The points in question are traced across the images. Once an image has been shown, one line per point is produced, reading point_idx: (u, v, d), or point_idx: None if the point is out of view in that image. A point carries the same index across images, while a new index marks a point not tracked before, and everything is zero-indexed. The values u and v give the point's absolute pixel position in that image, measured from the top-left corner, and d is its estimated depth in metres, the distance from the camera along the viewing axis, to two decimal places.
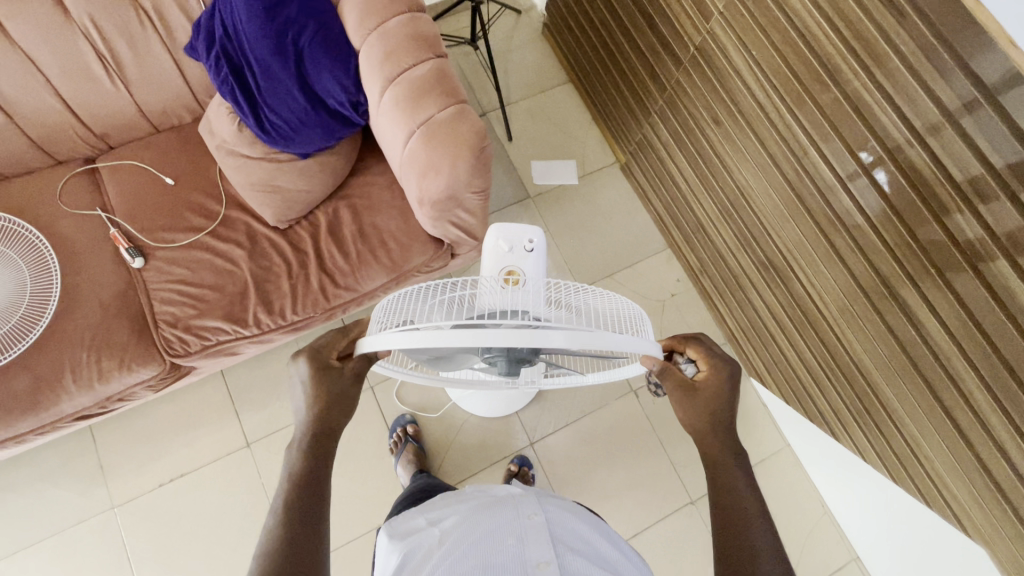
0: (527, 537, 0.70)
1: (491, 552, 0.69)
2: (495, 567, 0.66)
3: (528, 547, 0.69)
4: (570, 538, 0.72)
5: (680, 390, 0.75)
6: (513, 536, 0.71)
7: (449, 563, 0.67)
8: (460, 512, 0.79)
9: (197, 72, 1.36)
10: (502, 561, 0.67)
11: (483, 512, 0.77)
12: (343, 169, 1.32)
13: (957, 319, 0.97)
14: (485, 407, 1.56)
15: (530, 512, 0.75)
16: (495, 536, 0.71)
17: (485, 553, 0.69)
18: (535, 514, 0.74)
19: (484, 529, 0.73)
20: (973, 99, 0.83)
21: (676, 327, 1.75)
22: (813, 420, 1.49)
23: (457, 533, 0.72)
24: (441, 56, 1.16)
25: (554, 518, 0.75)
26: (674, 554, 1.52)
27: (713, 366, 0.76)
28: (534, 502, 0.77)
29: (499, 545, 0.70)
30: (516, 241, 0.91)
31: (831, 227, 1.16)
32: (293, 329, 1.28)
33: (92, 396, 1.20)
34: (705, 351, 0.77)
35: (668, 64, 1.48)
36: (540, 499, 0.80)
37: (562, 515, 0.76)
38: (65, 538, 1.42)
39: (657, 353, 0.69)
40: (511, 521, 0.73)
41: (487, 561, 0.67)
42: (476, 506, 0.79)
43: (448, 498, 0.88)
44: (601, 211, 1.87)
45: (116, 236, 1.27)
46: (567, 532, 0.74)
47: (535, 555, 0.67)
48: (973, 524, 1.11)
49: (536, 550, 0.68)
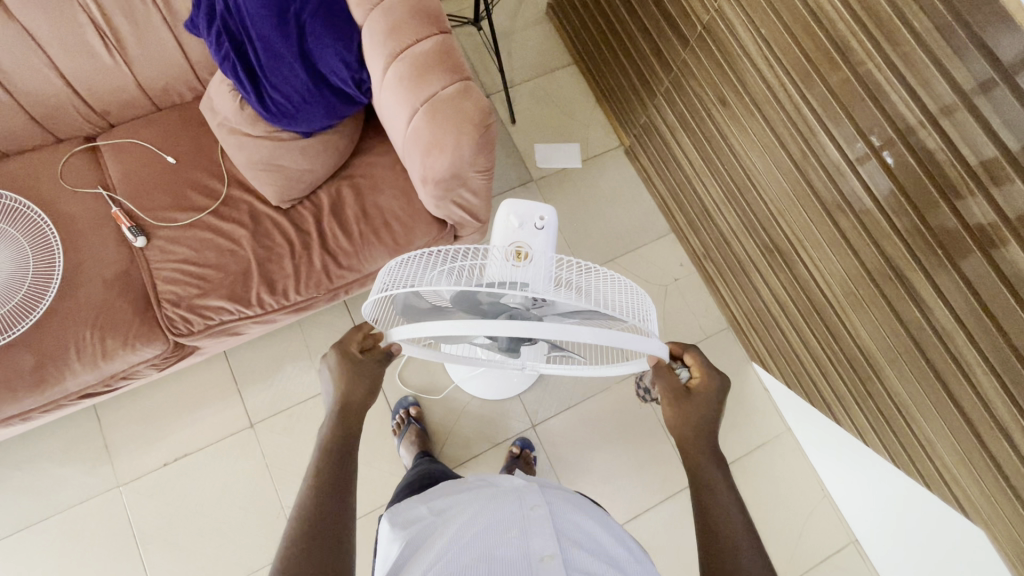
0: (531, 529, 0.71)
1: (496, 543, 0.69)
2: (500, 558, 0.67)
3: (532, 539, 0.69)
4: (573, 531, 0.73)
5: (674, 394, 0.79)
6: (518, 527, 0.71)
7: (454, 551, 0.67)
8: (463, 501, 0.80)
9: (198, 49, 1.35)
10: (506, 552, 0.68)
11: (485, 503, 0.78)
12: (346, 148, 1.30)
13: (964, 302, 0.97)
14: (489, 389, 1.57)
15: (533, 504, 0.76)
16: (499, 526, 0.72)
17: (490, 544, 0.69)
18: (538, 506, 0.75)
19: (487, 519, 0.73)
20: (988, 78, 0.82)
21: (678, 312, 1.75)
22: (815, 403, 1.50)
23: (461, 522, 0.73)
24: (445, 32, 1.14)
25: (558, 511, 0.76)
26: (672, 535, 1.53)
27: (707, 376, 0.81)
28: (538, 495, 0.78)
29: (503, 537, 0.70)
30: (527, 217, 0.88)
31: (839, 210, 1.15)
32: (296, 309, 1.29)
33: (96, 374, 1.20)
34: (700, 360, 0.81)
35: (675, 44, 1.45)
36: (543, 491, 0.80)
37: (565, 509, 0.77)
38: (72, 516, 1.44)
39: (660, 346, 0.71)
40: (515, 513, 0.74)
41: (491, 552, 0.68)
42: (479, 496, 0.80)
43: (450, 487, 0.89)
44: (605, 195, 1.86)
45: (117, 214, 1.26)
46: (570, 524, 0.74)
47: (539, 548, 0.68)
48: (973, 507, 1.12)
49: (541, 543, 0.68)
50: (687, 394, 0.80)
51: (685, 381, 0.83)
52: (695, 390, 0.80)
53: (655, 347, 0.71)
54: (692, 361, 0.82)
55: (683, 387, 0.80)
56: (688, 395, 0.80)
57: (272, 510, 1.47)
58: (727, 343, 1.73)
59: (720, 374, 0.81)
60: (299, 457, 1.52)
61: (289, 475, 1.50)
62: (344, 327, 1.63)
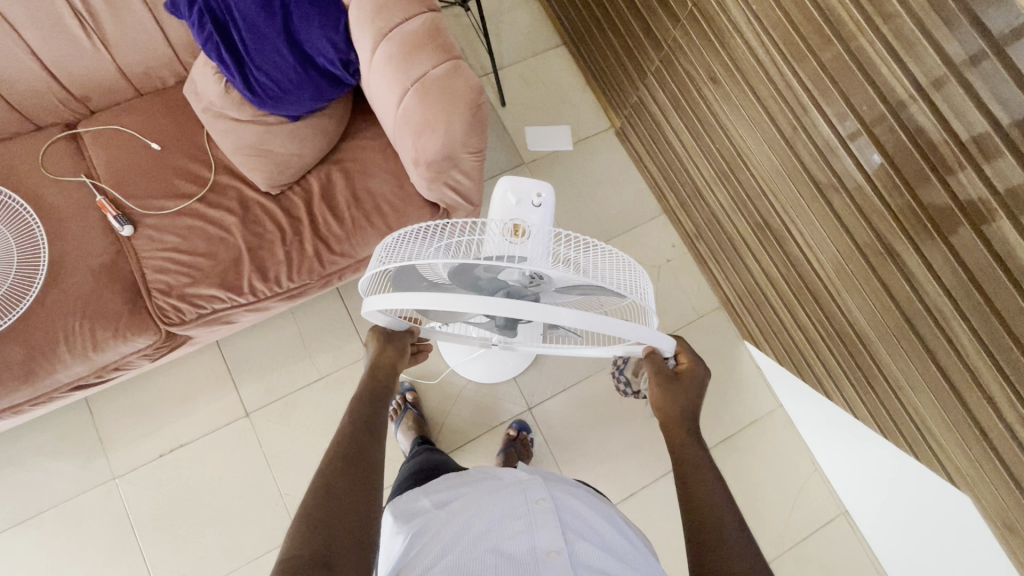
0: (536, 522, 0.71)
1: (501, 537, 0.70)
2: (507, 553, 0.68)
3: (538, 533, 0.70)
4: (578, 523, 0.74)
5: (663, 376, 0.82)
6: (524, 520, 0.72)
7: (461, 547, 0.68)
8: (466, 495, 0.81)
9: (179, 31, 1.31)
10: (512, 547, 0.69)
11: (490, 496, 0.78)
12: (335, 132, 1.28)
13: (956, 279, 0.98)
14: (484, 372, 1.59)
15: (538, 497, 0.76)
16: (504, 519, 0.72)
17: (495, 538, 0.70)
18: (543, 500, 0.76)
19: (493, 514, 0.74)
20: (978, 51, 0.83)
21: (671, 293, 1.76)
22: (806, 379, 1.53)
23: (466, 516, 0.73)
24: (434, 11, 1.13)
25: (562, 504, 0.77)
26: (667, 512, 1.55)
27: (694, 361, 0.83)
28: (542, 487, 0.79)
29: (509, 530, 0.71)
30: (524, 194, 0.86)
31: (831, 188, 1.16)
32: (289, 296, 1.28)
33: (87, 366, 1.19)
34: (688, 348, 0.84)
35: (666, 23, 1.44)
36: (547, 483, 0.81)
37: (569, 501, 0.78)
38: (67, 509, 1.43)
39: (661, 342, 0.73)
40: (520, 507, 0.74)
41: (497, 546, 0.68)
42: (482, 491, 0.81)
43: (451, 479, 0.90)
44: (596, 177, 1.85)
45: (102, 203, 1.24)
46: (574, 517, 0.75)
47: (545, 543, 0.69)
48: (959, 474, 1.15)
49: (546, 537, 0.69)
50: (674, 377, 0.82)
51: (672, 366, 0.85)
52: (683, 374, 0.83)
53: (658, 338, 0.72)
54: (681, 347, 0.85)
55: (671, 370, 0.83)
56: (676, 377, 0.82)
57: (270, 499, 1.47)
58: (719, 322, 1.75)
59: (705, 366, 0.84)
60: (295, 445, 1.52)
61: (286, 464, 1.50)
62: (338, 315, 1.62)
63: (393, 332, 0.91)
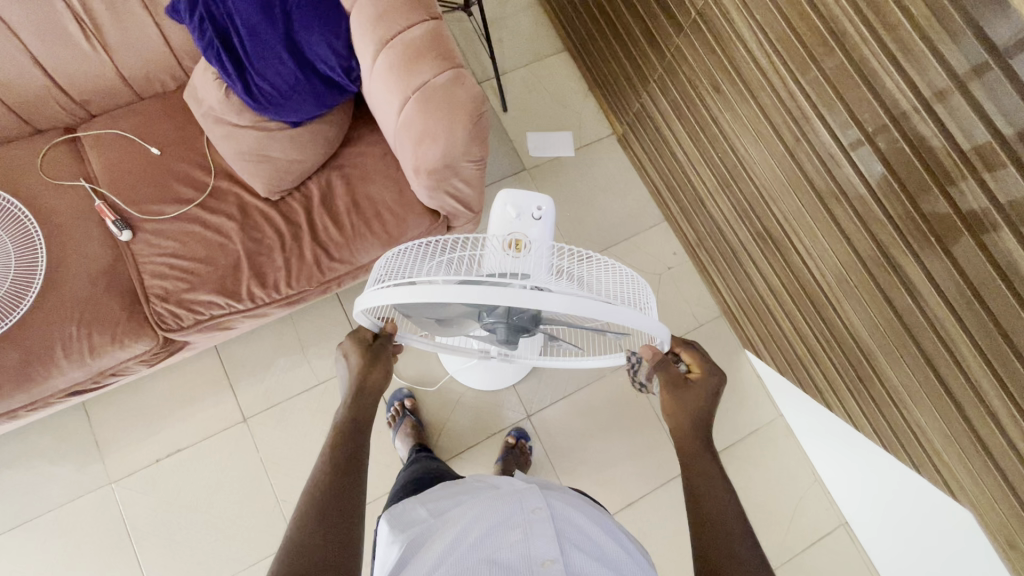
0: (532, 531, 0.71)
1: (496, 546, 0.69)
2: (501, 563, 0.67)
3: (533, 543, 0.69)
4: (574, 533, 0.73)
5: (674, 383, 0.81)
6: (520, 530, 0.71)
7: (456, 557, 0.68)
8: (463, 503, 0.80)
9: (179, 34, 1.30)
10: (507, 556, 0.68)
11: (486, 503, 0.77)
12: (336, 138, 1.28)
13: (955, 289, 0.97)
14: (483, 378, 1.56)
15: (535, 505, 0.75)
16: (500, 529, 0.72)
17: (490, 547, 0.69)
18: (540, 508, 0.74)
19: (489, 521, 0.73)
20: (981, 62, 0.82)
21: (672, 300, 1.75)
22: (807, 390, 1.52)
23: (461, 524, 0.72)
24: (436, 18, 1.12)
25: (558, 512, 0.76)
26: (666, 522, 1.55)
27: (705, 369, 0.82)
28: (539, 495, 0.78)
29: (505, 539, 0.70)
30: (524, 207, 0.86)
31: (833, 199, 1.15)
32: (288, 303, 1.27)
33: (84, 371, 1.18)
34: (698, 355, 0.82)
35: (668, 29, 1.44)
36: (544, 491, 0.80)
37: (566, 510, 0.77)
38: (62, 515, 1.42)
39: (659, 329, 0.71)
40: (515, 515, 0.73)
41: (492, 556, 0.68)
42: (479, 498, 0.80)
43: (448, 488, 0.89)
44: (598, 183, 1.84)
45: (101, 208, 1.23)
46: (571, 526, 0.74)
47: (540, 552, 0.68)
48: (961, 487, 1.14)
49: (542, 547, 0.68)
50: (686, 384, 0.81)
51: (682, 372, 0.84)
52: (694, 381, 0.81)
53: (655, 328, 0.70)
54: (692, 357, 0.83)
55: (682, 377, 0.81)
56: (688, 383, 0.81)
57: (266, 505, 1.46)
58: (720, 330, 1.74)
59: (719, 371, 0.82)
60: (293, 451, 1.51)
61: (283, 470, 1.49)
62: (337, 320, 1.61)
63: (374, 338, 0.85)
